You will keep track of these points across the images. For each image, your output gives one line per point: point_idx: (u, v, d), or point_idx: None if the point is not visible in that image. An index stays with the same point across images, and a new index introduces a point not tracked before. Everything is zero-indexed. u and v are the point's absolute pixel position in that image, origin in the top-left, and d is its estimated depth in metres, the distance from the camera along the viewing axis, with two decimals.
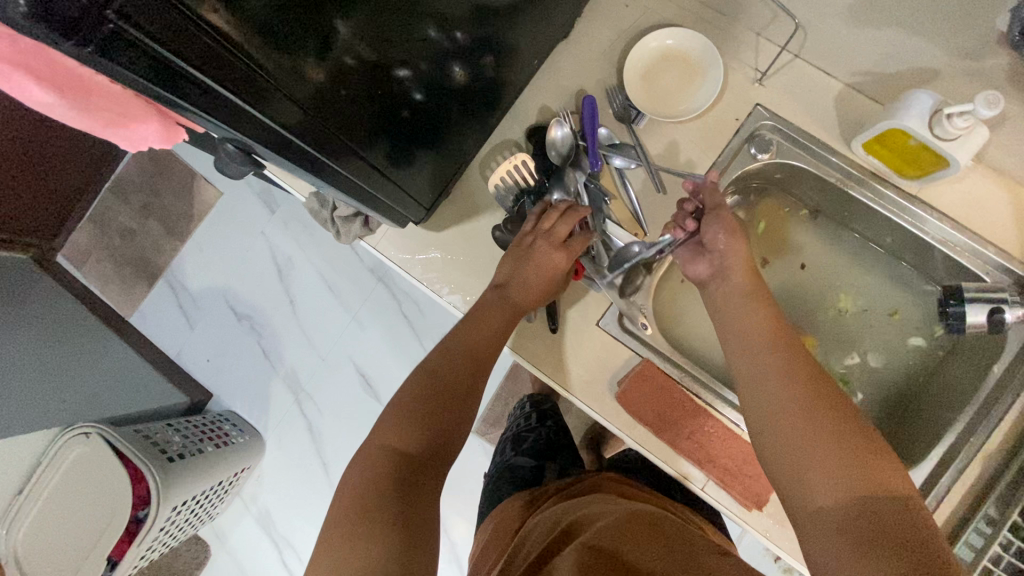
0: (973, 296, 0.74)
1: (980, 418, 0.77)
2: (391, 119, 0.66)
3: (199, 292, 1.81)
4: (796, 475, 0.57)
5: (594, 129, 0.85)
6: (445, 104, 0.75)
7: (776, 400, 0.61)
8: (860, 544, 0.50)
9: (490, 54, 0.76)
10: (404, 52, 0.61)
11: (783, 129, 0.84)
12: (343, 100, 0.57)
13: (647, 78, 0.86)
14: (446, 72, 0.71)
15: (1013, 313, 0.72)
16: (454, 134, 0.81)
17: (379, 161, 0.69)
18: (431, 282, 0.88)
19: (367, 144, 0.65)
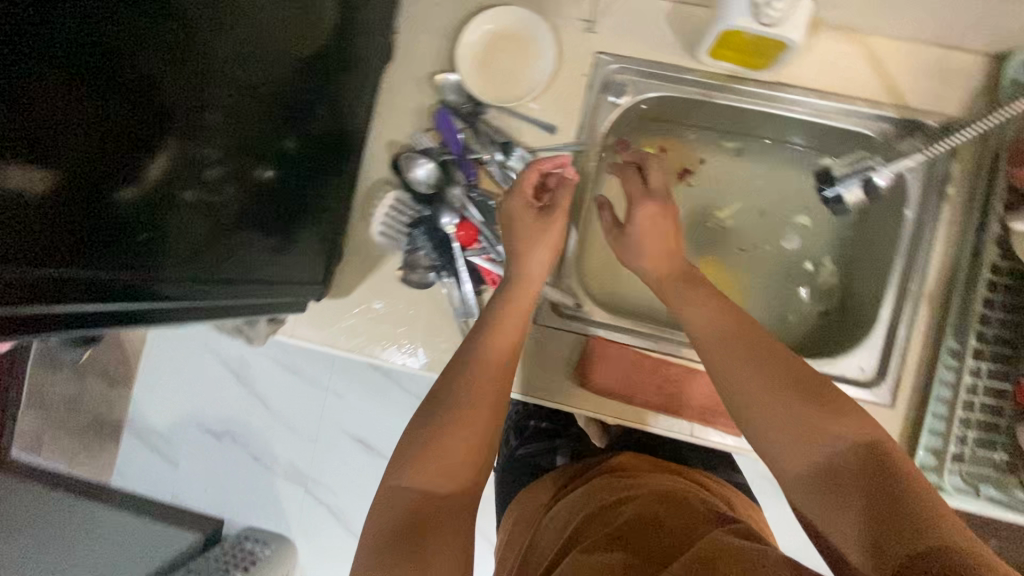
0: (842, 173, 0.79)
1: (911, 263, 0.79)
2: (248, 215, 0.68)
3: (166, 429, 1.73)
4: (736, 401, 0.58)
5: (456, 139, 0.82)
6: (301, 178, 0.75)
7: (743, 385, 0.58)
8: (838, 507, 0.50)
9: (314, 116, 0.74)
10: (227, 157, 0.63)
11: (630, 67, 0.82)
12: (144, 239, 0.54)
13: (485, 67, 0.82)
14: (287, 147, 0.71)
15: (883, 177, 0.77)
16: (316, 207, 0.78)
17: (227, 273, 0.66)
18: (361, 347, 0.85)
19: (235, 251, 0.67)
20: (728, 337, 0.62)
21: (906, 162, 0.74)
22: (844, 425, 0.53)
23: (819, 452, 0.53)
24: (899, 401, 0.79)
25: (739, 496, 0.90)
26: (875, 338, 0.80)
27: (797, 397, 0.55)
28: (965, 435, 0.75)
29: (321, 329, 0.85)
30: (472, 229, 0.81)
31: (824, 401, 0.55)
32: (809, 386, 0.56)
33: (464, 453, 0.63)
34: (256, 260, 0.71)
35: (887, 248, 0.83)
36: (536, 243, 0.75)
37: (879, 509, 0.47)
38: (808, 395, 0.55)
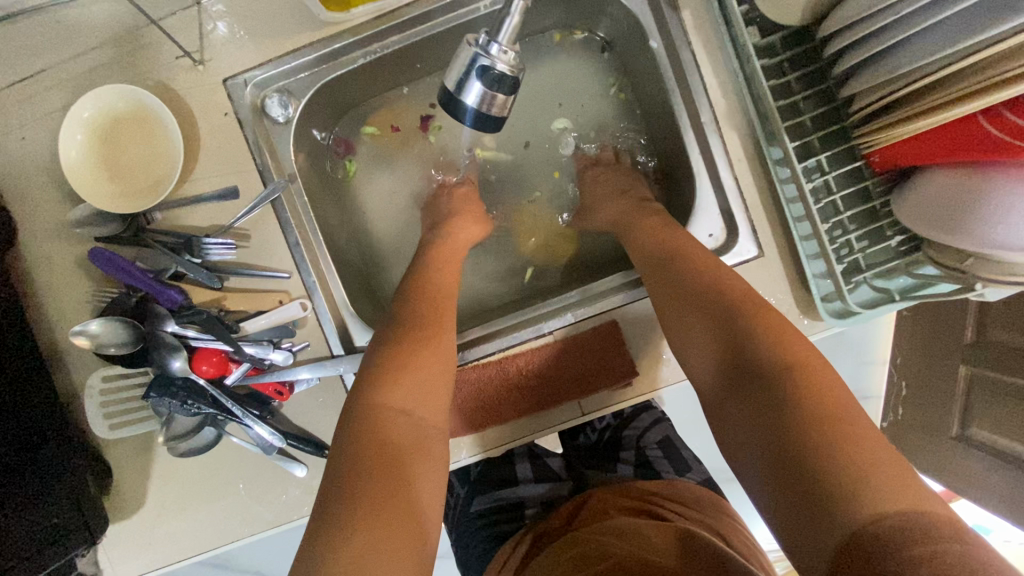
0: (452, 83, 0.46)
1: (688, 94, 0.65)
2: None
3: None
4: (664, 306, 0.56)
5: (129, 270, 0.63)
6: (4, 414, 0.59)
7: (677, 291, 0.55)
8: (762, 419, 0.44)
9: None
10: None
11: (269, 74, 0.66)
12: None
13: (115, 174, 0.65)
14: None
15: (502, 60, 0.43)
16: (64, 429, 0.64)
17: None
18: (196, 545, 0.69)
19: None
20: (653, 267, 0.58)
21: (518, 18, 0.42)
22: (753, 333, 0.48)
23: (713, 354, 0.50)
24: (766, 244, 0.65)
25: (684, 483, 0.76)
26: (704, 194, 0.66)
27: (713, 319, 0.51)
28: (846, 239, 0.61)
29: (141, 554, 0.69)
30: (215, 353, 0.64)
31: (755, 326, 0.48)
32: (694, 295, 0.53)
33: (423, 402, 0.53)
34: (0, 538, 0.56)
35: (662, 91, 0.69)
36: (464, 221, 0.73)
37: (767, 412, 0.44)
38: (723, 305, 0.51)
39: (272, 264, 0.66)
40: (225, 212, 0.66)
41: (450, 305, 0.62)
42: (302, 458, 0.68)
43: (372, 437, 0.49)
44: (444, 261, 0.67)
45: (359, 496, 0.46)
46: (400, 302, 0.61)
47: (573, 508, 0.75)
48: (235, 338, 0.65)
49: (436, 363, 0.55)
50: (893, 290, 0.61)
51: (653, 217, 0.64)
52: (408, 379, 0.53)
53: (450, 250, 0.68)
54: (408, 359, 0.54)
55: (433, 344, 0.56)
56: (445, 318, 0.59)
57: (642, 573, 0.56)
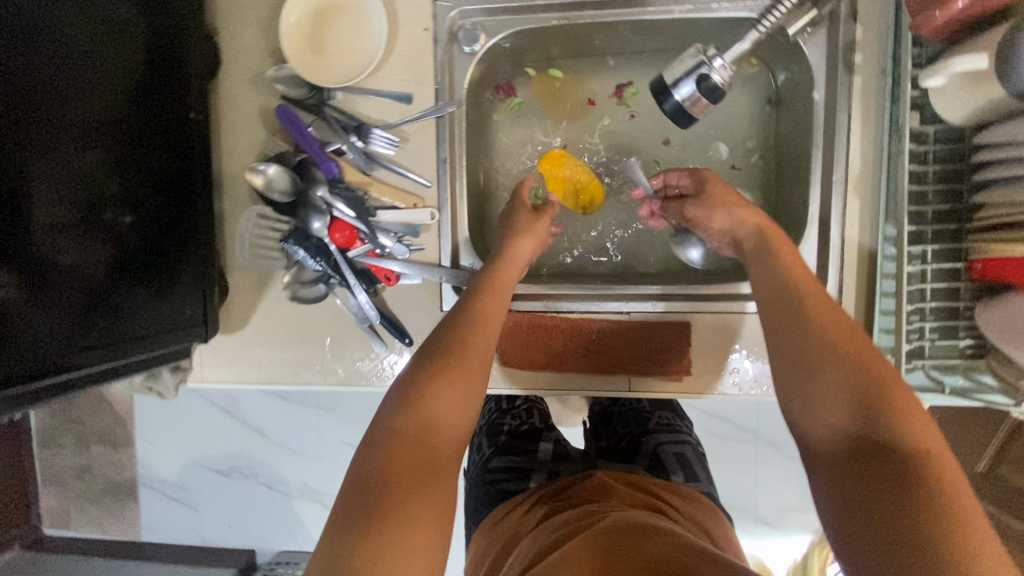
0: (674, 77, 0.64)
1: (830, 153, 0.70)
2: (117, 275, 0.64)
3: (179, 476, 1.80)
4: (796, 350, 0.54)
5: (303, 132, 0.73)
6: (163, 217, 0.70)
7: (804, 337, 0.54)
8: (872, 492, 0.44)
9: (161, 150, 0.69)
10: (83, 218, 0.60)
11: (473, 8, 0.73)
12: (12, 328, 0.54)
13: (317, 49, 0.73)
14: (141, 190, 0.67)
15: (720, 72, 0.62)
16: (202, 246, 0.75)
17: (109, 332, 0.64)
18: (275, 376, 0.80)
19: (110, 312, 0.64)
20: (777, 310, 0.58)
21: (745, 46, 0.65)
22: (888, 402, 0.48)
23: (832, 416, 0.50)
24: (846, 305, 0.71)
25: (693, 493, 0.84)
26: (807, 244, 0.72)
27: (844, 379, 0.51)
28: (921, 325, 0.67)
29: (229, 367, 0.81)
30: (348, 228, 0.74)
31: (888, 399, 0.48)
32: (824, 346, 0.53)
33: (430, 431, 0.56)
34: (137, 315, 0.67)
35: (805, 140, 0.74)
36: (527, 239, 0.74)
37: (888, 481, 0.44)
38: (851, 367, 0.51)
39: (418, 170, 0.76)
40: (395, 112, 0.75)
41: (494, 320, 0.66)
42: (384, 338, 0.78)
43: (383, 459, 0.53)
44: (495, 286, 0.68)
45: (375, 512, 0.49)
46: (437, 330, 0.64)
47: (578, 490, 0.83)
48: (367, 219, 0.74)
49: (466, 384, 0.59)
50: (946, 384, 0.67)
51: (790, 250, 0.63)
52: (426, 409, 0.57)
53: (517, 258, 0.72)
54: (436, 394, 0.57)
55: (466, 362, 0.60)
56: (478, 348, 0.62)
57: (635, 550, 0.64)
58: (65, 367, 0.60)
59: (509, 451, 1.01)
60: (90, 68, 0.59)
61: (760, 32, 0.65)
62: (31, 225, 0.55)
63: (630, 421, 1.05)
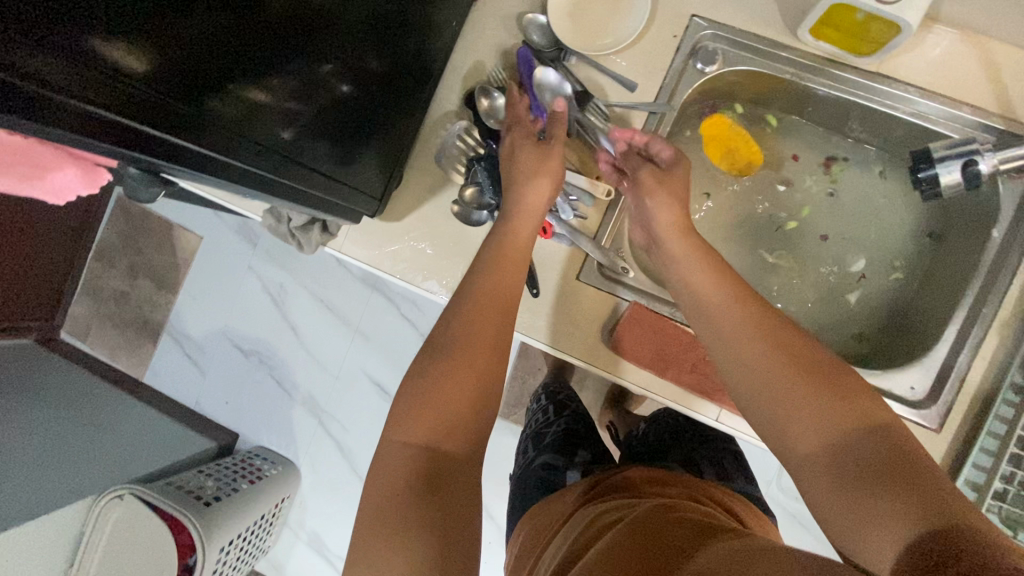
0: (943, 153, 0.72)
1: (987, 289, 0.74)
2: (330, 121, 0.69)
3: (204, 338, 1.86)
4: (739, 400, 0.60)
5: (532, 78, 0.81)
6: (381, 94, 0.75)
7: (758, 365, 0.58)
8: (850, 485, 0.49)
9: (410, 41, 0.75)
10: (338, 59, 0.65)
11: (724, 35, 0.79)
12: (250, 114, 0.57)
13: (577, 14, 0.80)
14: (381, 63, 0.72)
15: (987, 162, 0.70)
16: (392, 134, 0.80)
17: (300, 164, 0.66)
18: (404, 274, 0.86)
19: (314, 150, 0.68)
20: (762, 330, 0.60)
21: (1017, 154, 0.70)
22: (833, 388, 0.54)
23: (809, 429, 0.54)
24: (947, 428, 0.74)
25: (733, 492, 0.88)
26: (932, 359, 0.75)
27: (814, 454, 0.53)
28: (1015, 475, 0.70)
29: (367, 249, 0.87)
30: None
31: (843, 404, 0.53)
32: (788, 377, 0.56)
33: (436, 436, 0.60)
34: (328, 166, 0.71)
35: (963, 268, 0.78)
36: (537, 190, 0.74)
37: (878, 480, 0.48)
38: (801, 408, 0.55)
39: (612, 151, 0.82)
40: (615, 94, 0.81)
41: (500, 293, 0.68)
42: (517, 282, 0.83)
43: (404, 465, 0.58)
44: (500, 260, 0.70)
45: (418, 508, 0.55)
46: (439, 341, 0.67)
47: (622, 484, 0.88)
48: None
49: (470, 373, 0.64)
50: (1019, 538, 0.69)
51: (715, 260, 0.69)
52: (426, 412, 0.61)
53: (543, 192, 0.75)
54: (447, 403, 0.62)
55: (465, 356, 0.64)
56: (476, 342, 0.65)
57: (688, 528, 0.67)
58: (264, 176, 0.60)
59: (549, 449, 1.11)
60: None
61: None
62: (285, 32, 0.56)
63: (664, 436, 1.09)
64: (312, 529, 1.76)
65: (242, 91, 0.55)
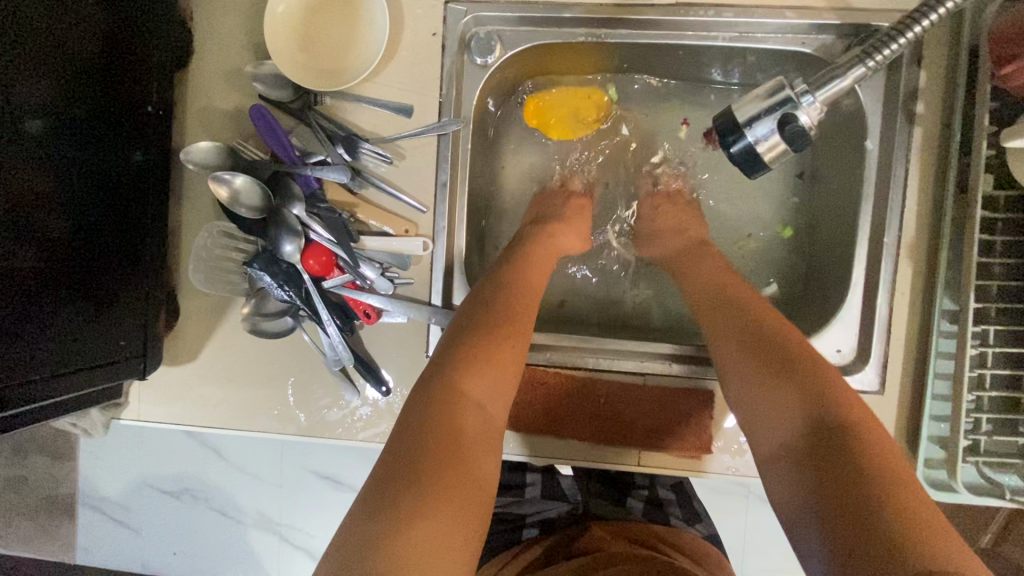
0: (749, 113, 0.57)
1: (883, 210, 0.62)
2: (60, 277, 0.54)
3: (121, 497, 1.62)
4: (721, 375, 0.54)
5: (282, 139, 0.63)
6: (116, 221, 0.60)
7: (723, 350, 0.54)
8: (807, 478, 0.44)
9: (130, 147, 0.60)
10: (33, 203, 0.51)
11: (490, 14, 0.64)
12: None
13: (306, 45, 0.63)
14: (96, 188, 0.57)
15: (807, 112, 0.55)
16: (156, 260, 0.65)
17: (22, 349, 0.51)
18: (224, 419, 0.68)
19: (41, 325, 0.53)
20: (718, 308, 0.57)
21: (841, 84, 0.55)
22: (789, 365, 0.49)
23: (768, 414, 0.49)
24: (890, 385, 0.62)
25: (690, 535, 0.75)
26: (850, 310, 0.63)
27: (769, 421, 0.49)
28: (976, 416, 0.59)
29: (170, 404, 0.69)
30: (325, 254, 0.63)
31: (808, 386, 0.48)
32: (761, 351, 0.51)
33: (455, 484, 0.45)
34: (71, 335, 0.56)
35: (852, 192, 0.66)
36: (567, 230, 0.70)
37: (838, 474, 0.43)
38: (773, 383, 0.49)
39: (413, 194, 0.66)
40: (391, 126, 0.65)
41: (530, 314, 0.57)
42: (359, 386, 0.67)
43: (433, 416, 0.47)
44: (525, 298, 0.59)
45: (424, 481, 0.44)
46: (486, 294, 0.58)
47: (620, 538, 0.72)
48: (348, 247, 0.63)
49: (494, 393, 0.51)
50: (1005, 485, 0.58)
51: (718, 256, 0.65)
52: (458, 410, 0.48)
53: (557, 245, 0.68)
54: (463, 388, 0.50)
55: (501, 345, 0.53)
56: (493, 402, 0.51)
57: None
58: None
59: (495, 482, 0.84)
60: (56, 52, 0.51)
61: (857, 74, 0.54)
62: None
63: None
64: None
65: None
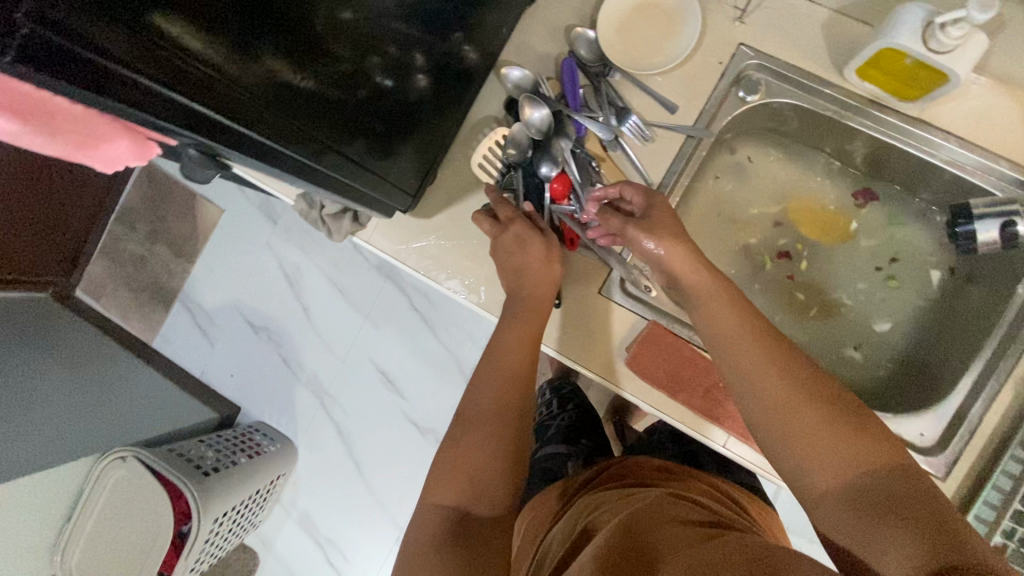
0: (981, 211, 0.76)
1: (1008, 342, 0.74)
2: (369, 111, 0.67)
3: (215, 309, 1.85)
4: (784, 411, 0.56)
5: (575, 90, 0.82)
6: (420, 89, 0.74)
7: (769, 393, 0.57)
8: (872, 515, 0.49)
9: (463, 42, 0.77)
10: (381, 49, 0.64)
11: (769, 66, 0.80)
12: (291, 96, 0.54)
13: (624, 32, 0.81)
14: (422, 55, 0.71)
15: None
16: (430, 128, 0.80)
17: (337, 152, 0.64)
18: (427, 270, 0.87)
19: (347, 139, 0.65)
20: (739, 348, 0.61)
21: None
22: (846, 416, 0.54)
23: (829, 457, 0.53)
24: (952, 478, 0.74)
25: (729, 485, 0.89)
26: (944, 407, 0.76)
27: (838, 467, 0.52)
28: None
29: (395, 241, 0.88)
30: (568, 184, 0.82)
31: (860, 433, 0.53)
32: (815, 395, 0.55)
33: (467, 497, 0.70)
34: (360, 157, 0.69)
35: (987, 320, 0.79)
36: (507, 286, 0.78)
37: (895, 511, 0.48)
38: (836, 431, 0.53)
39: (647, 170, 0.82)
40: (655, 114, 0.82)
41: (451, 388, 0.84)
42: None
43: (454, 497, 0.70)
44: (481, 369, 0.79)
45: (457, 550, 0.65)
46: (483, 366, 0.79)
47: (661, 474, 0.85)
48: (585, 187, 0.81)
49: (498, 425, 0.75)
50: None
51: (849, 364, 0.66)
52: (464, 461, 0.72)
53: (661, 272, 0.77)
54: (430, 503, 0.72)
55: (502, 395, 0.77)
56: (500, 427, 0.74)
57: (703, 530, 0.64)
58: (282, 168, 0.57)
59: (556, 441, 1.12)
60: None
61: None
62: (335, 10, 0.55)
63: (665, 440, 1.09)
64: (303, 509, 1.75)
65: (283, 75, 0.52)
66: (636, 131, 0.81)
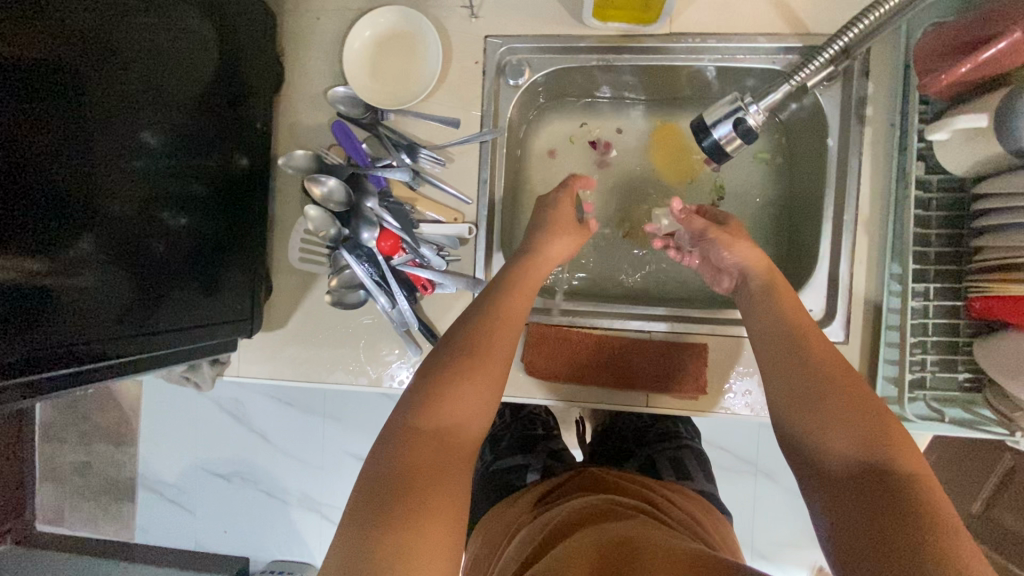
0: (714, 118, 0.73)
1: (842, 194, 0.76)
2: (185, 260, 0.69)
3: (176, 478, 1.51)
4: (805, 396, 0.56)
5: (356, 146, 0.80)
6: (226, 213, 0.75)
7: (796, 382, 0.58)
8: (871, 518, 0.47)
9: (236, 149, 0.76)
10: (170, 202, 0.66)
11: (521, 45, 0.80)
12: (67, 295, 0.56)
13: (376, 73, 0.80)
14: (215, 181, 0.73)
15: (755, 118, 0.71)
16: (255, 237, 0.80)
17: (156, 316, 0.66)
18: (308, 374, 0.84)
19: (165, 296, 0.67)
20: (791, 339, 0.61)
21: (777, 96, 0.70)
22: (876, 432, 0.52)
23: (842, 460, 0.51)
24: (853, 336, 0.76)
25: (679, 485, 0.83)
26: (819, 275, 0.78)
27: (883, 508, 0.47)
28: (923, 358, 0.72)
29: (265, 361, 0.85)
30: (393, 237, 0.79)
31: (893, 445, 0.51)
32: (864, 419, 0.53)
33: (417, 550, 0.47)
34: (189, 303, 0.71)
35: (819, 181, 0.81)
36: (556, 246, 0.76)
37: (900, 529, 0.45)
38: (901, 473, 0.49)
39: (460, 189, 0.82)
40: (442, 135, 0.81)
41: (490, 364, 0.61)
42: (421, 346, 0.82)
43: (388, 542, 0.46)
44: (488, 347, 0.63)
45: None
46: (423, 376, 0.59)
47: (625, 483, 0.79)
48: (411, 232, 0.80)
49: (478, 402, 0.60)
50: (946, 415, 0.71)
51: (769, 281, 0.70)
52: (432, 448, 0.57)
53: (540, 270, 0.73)
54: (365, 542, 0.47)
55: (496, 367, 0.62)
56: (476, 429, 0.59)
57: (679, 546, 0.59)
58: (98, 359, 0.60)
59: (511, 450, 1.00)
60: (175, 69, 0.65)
61: (790, 87, 0.70)
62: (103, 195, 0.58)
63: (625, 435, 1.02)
64: None
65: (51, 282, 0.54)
66: (432, 156, 0.80)
